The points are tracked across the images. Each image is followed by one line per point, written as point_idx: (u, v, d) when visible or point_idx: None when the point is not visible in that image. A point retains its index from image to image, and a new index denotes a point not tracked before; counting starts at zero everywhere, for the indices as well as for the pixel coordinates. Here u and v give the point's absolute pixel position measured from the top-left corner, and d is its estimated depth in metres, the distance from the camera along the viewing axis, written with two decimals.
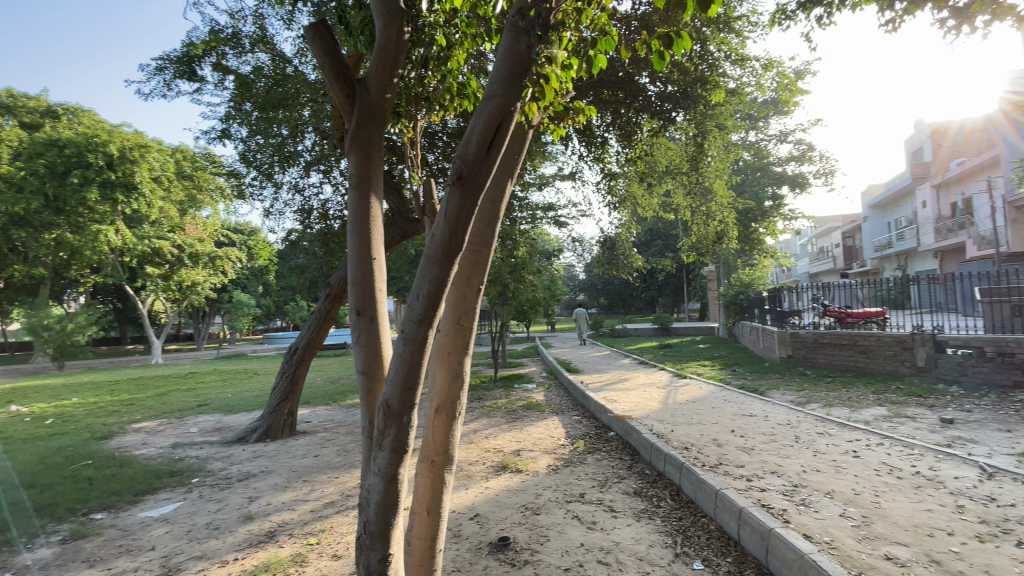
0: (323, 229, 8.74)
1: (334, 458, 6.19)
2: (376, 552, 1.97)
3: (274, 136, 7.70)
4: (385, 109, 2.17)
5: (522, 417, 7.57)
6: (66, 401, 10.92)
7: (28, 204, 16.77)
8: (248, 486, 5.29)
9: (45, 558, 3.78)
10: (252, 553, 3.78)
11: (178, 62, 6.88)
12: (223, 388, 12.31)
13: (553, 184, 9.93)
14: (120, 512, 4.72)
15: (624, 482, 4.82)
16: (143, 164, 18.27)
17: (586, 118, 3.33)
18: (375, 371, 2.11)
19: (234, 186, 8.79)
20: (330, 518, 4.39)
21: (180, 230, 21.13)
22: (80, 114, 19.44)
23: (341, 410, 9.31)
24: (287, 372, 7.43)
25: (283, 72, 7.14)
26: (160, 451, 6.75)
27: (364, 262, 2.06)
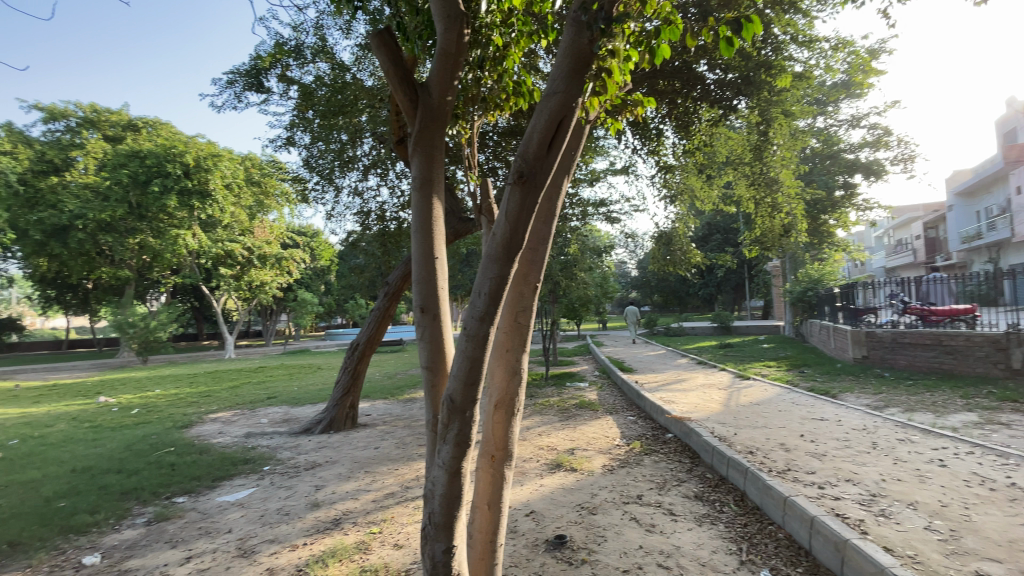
0: (381, 229, 9.05)
1: (393, 451, 6.41)
2: (441, 543, 2.03)
3: (335, 142, 8.04)
4: (446, 111, 2.22)
5: (575, 416, 7.53)
6: (150, 392, 11.93)
7: (114, 211, 18.64)
8: (314, 475, 5.58)
9: (134, 537, 4.15)
10: (319, 539, 3.98)
11: (246, 75, 7.35)
12: (288, 381, 13.03)
13: (605, 179, 9.80)
14: (200, 496, 5.12)
15: (684, 485, 4.68)
16: (215, 172, 19.70)
17: (645, 111, 3.24)
18: (438, 367, 2.17)
19: (299, 191, 9.28)
20: (391, 509, 4.55)
21: (250, 233, 22.40)
22: (158, 127, 21.18)
23: (398, 405, 9.62)
24: (348, 367, 7.76)
25: (342, 80, 7.44)
26: (234, 440, 7.25)
27: (427, 262, 2.11)
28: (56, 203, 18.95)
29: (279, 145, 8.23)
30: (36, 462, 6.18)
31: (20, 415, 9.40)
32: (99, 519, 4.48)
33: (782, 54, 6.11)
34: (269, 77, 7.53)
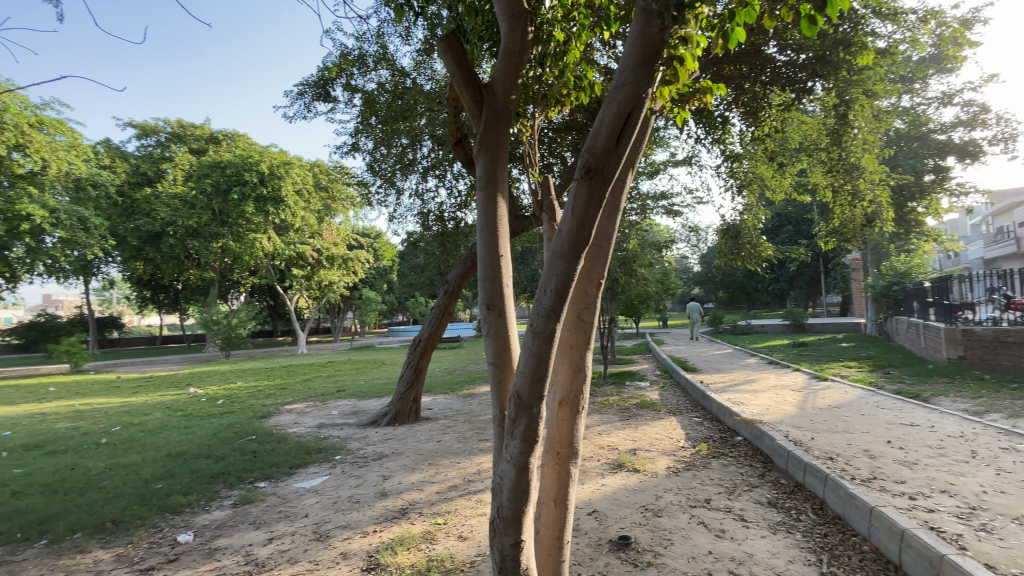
0: (440, 229, 9.29)
1: (455, 444, 6.57)
2: (509, 537, 2.06)
3: (396, 146, 8.33)
4: (510, 110, 2.24)
5: (636, 415, 7.37)
6: (233, 385, 12.91)
7: (200, 218, 20.39)
8: (381, 465, 5.82)
9: (222, 519, 4.52)
10: (387, 527, 4.15)
11: (315, 86, 7.76)
12: (355, 376, 13.67)
13: (666, 171, 9.51)
14: (279, 481, 5.49)
15: (756, 491, 4.46)
16: (287, 178, 21.05)
17: (714, 98, 3.09)
18: (504, 363, 2.19)
19: (363, 194, 9.69)
20: (454, 501, 4.66)
21: (318, 236, 23.60)
22: (236, 139, 22.86)
23: (458, 400, 9.84)
24: (411, 362, 8.02)
25: (402, 85, 7.66)
26: (308, 430, 7.71)
27: (492, 260, 2.14)
28: (151, 212, 20.96)
29: (345, 151, 8.66)
30: (140, 446, 6.87)
31: (124, 404, 10.48)
32: (192, 500, 4.92)
33: (862, 30, 5.66)
34: (335, 87, 7.91)
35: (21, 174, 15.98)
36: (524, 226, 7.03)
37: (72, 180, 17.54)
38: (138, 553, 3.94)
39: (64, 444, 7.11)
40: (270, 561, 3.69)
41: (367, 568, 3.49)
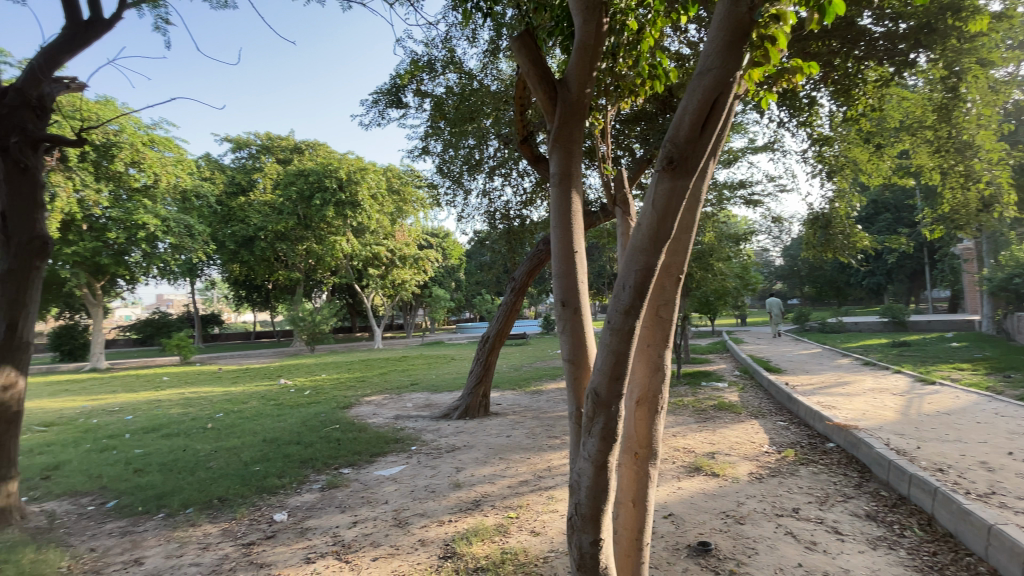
0: (506, 227, 9.39)
1: (525, 440, 6.64)
2: (588, 534, 2.05)
3: (464, 147, 8.52)
4: (584, 104, 2.22)
5: (713, 417, 7.05)
6: (317, 377, 13.85)
7: (287, 222, 22.07)
8: (454, 457, 6.00)
9: (312, 501, 4.87)
10: (462, 518, 4.27)
11: (388, 94, 8.11)
12: (427, 370, 14.19)
13: (744, 159, 9.00)
14: (361, 469, 5.82)
15: (852, 502, 4.11)
16: (363, 183, 22.25)
17: (805, 78, 2.88)
18: (579, 360, 2.17)
19: (432, 196, 10.01)
20: (526, 496, 4.71)
21: (392, 237, 24.64)
22: (317, 148, 24.49)
23: (527, 396, 9.92)
24: (480, 358, 8.18)
25: (469, 87, 7.82)
26: (386, 421, 8.11)
27: (567, 256, 2.13)
28: (245, 219, 22.94)
29: (416, 154, 8.97)
30: (239, 431, 7.56)
31: (226, 393, 11.58)
32: (285, 482, 5.34)
33: None
34: (406, 94, 8.22)
35: (137, 188, 18.00)
36: (591, 221, 6.91)
37: (178, 192, 19.54)
38: (240, 529, 4.34)
39: (178, 428, 7.98)
40: (355, 543, 3.92)
41: (445, 556, 3.61)
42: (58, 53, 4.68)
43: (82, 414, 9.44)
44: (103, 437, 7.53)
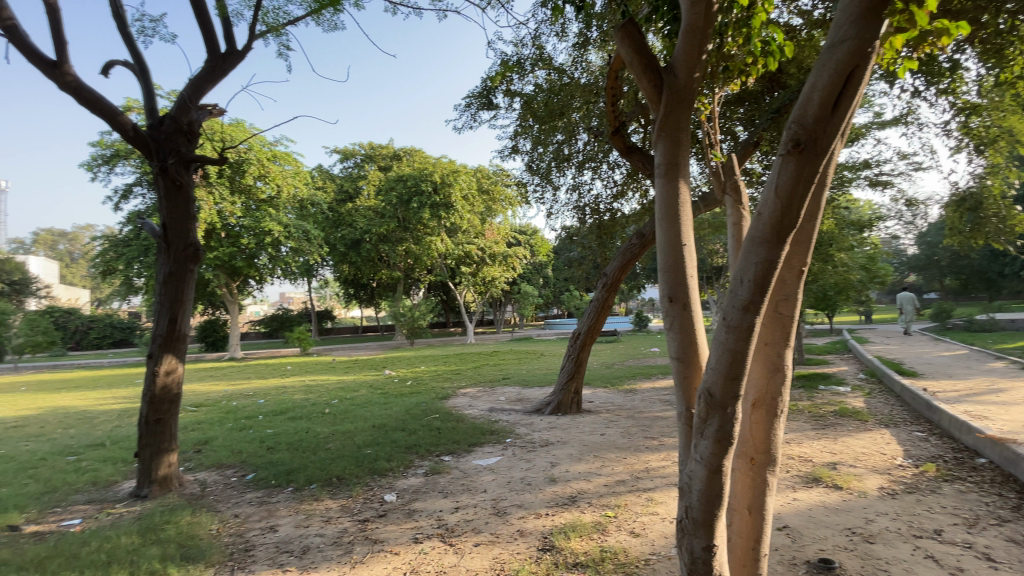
0: (596, 222, 9.25)
1: (620, 439, 6.52)
2: (700, 539, 1.99)
3: (552, 143, 8.52)
4: (693, 90, 2.14)
5: (834, 425, 6.39)
6: (416, 369, 14.70)
7: (388, 224, 23.67)
8: (549, 452, 6.06)
9: (416, 485, 5.19)
10: (559, 512, 4.30)
11: (479, 96, 8.35)
12: (518, 365, 14.46)
13: (869, 135, 8.05)
14: (460, 457, 6.09)
15: (1011, 527, 3.52)
16: (455, 185, 23.18)
17: (955, 38, 2.56)
18: (690, 359, 2.10)
19: (521, 194, 10.15)
20: (624, 496, 4.63)
21: (482, 236, 25.40)
22: (413, 154, 25.99)
23: (620, 395, 9.73)
24: (572, 354, 8.16)
25: (559, 83, 7.81)
26: (481, 413, 8.39)
27: (675, 250, 2.06)
28: (352, 223, 24.95)
29: (506, 153, 9.17)
30: (351, 417, 8.26)
31: (338, 381, 12.71)
32: (393, 466, 5.74)
33: None
34: (497, 95, 8.41)
35: (264, 199, 20.38)
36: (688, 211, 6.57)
37: (296, 201, 21.77)
38: (356, 506, 4.74)
39: (300, 411, 8.91)
40: (458, 528, 4.11)
41: (544, 548, 3.66)
42: (201, 83, 5.46)
43: (224, 397, 10.91)
44: (241, 417, 8.62)
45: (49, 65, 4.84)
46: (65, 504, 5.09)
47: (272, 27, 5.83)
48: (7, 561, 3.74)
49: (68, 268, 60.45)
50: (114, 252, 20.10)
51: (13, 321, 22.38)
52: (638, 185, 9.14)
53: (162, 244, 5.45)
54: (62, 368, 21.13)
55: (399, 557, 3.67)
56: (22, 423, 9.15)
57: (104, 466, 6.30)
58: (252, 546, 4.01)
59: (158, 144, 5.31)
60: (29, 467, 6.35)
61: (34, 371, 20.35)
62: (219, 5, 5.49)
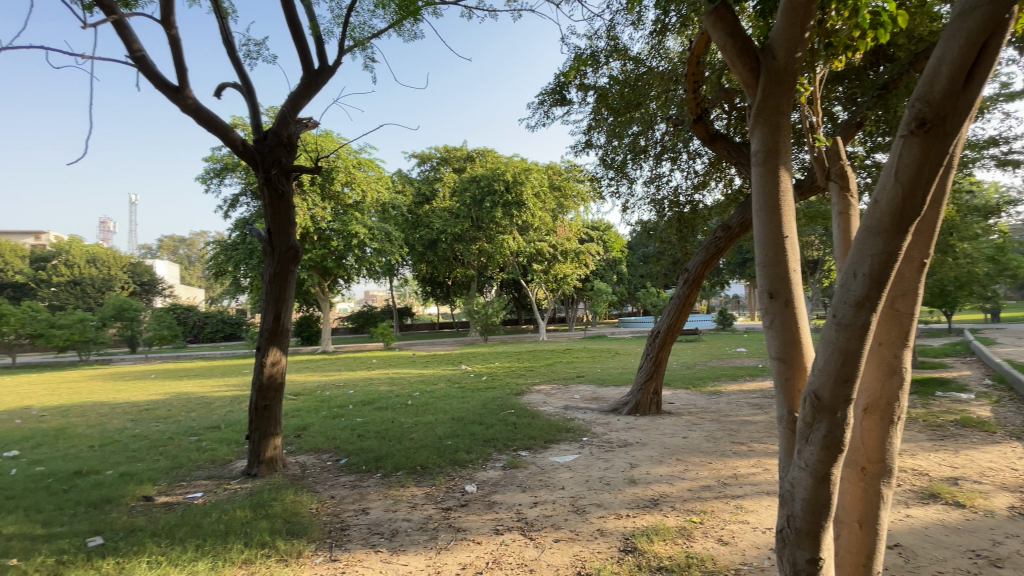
0: (676, 214, 8.93)
1: (704, 443, 6.25)
2: (804, 551, 1.87)
3: (628, 135, 8.33)
4: (793, 70, 2.11)
5: (954, 436, 5.68)
6: (492, 365, 15.00)
7: (462, 225, 24.36)
8: (627, 453, 5.93)
9: (495, 477, 5.33)
10: (641, 515, 4.20)
11: (552, 93, 8.34)
12: (593, 363, 14.28)
13: (996, 107, 7.05)
14: (537, 453, 6.15)
15: None
16: (526, 183, 23.35)
17: None
18: (792, 359, 2.05)
19: (593, 188, 10.02)
20: (710, 502, 4.43)
21: (554, 233, 25.36)
22: (486, 155, 26.62)
23: (702, 397, 9.29)
24: (650, 353, 7.93)
25: (635, 73, 7.61)
26: (556, 410, 8.41)
27: (775, 242, 2.06)
28: (429, 224, 25.96)
29: (579, 148, 9.09)
30: (431, 409, 8.62)
31: (419, 375, 13.31)
32: (472, 458, 5.93)
33: None
34: (569, 89, 8.36)
35: (350, 204, 21.84)
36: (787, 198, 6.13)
37: (379, 205, 23.09)
38: (439, 494, 4.95)
39: (386, 402, 9.44)
40: (537, 522, 4.16)
41: (625, 550, 3.60)
42: (298, 99, 5.93)
43: (319, 387, 11.83)
44: (333, 406, 9.31)
45: (171, 89, 5.49)
46: (189, 478, 5.81)
47: (359, 41, 6.23)
48: (145, 526, 4.32)
49: (187, 270, 68.60)
50: (224, 256, 22.45)
51: (145, 317, 25.72)
52: (721, 174, 8.73)
53: (267, 247, 6.01)
54: (184, 359, 24.00)
55: (481, 547, 3.78)
56: (155, 406, 10.52)
57: (220, 446, 7.09)
58: (347, 526, 4.32)
59: (262, 156, 5.85)
60: (161, 445, 7.29)
61: (163, 361, 23.31)
62: (311, 25, 5.94)
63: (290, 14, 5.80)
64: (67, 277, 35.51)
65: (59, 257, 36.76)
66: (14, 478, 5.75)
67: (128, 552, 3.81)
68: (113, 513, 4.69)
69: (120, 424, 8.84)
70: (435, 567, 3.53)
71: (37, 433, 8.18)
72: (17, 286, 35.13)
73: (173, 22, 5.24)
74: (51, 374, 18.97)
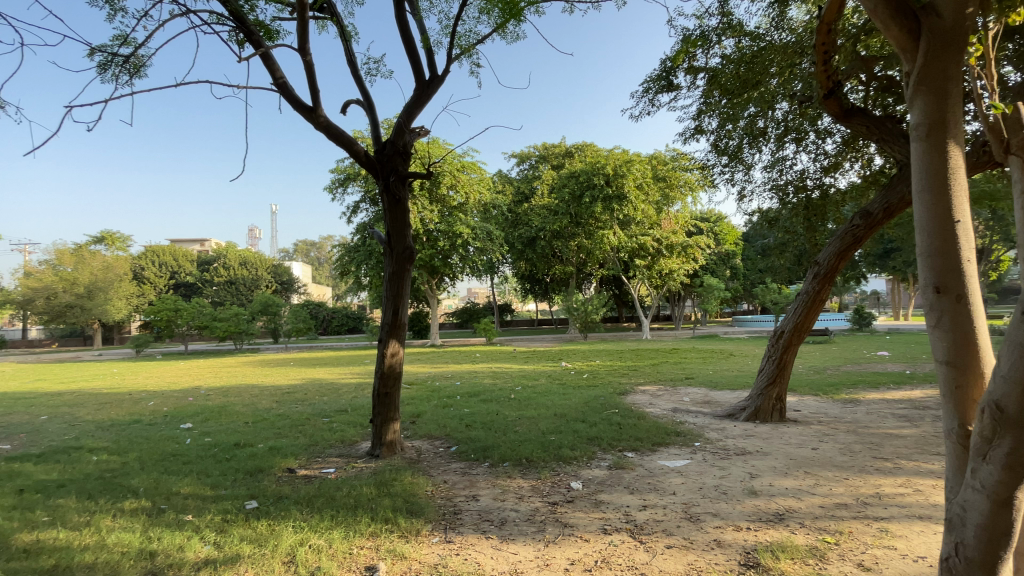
0: (803, 200, 8.11)
1: (838, 456, 5.58)
2: None
3: (744, 118, 7.71)
4: (961, 34, 2.13)
5: None
6: (593, 362, 14.85)
7: (561, 222, 24.36)
8: (746, 462, 5.50)
9: (601, 477, 5.25)
10: (764, 529, 3.88)
11: (658, 79, 7.99)
12: (703, 365, 13.46)
13: None
14: (644, 454, 5.96)
15: None
16: (628, 175, 22.59)
17: None
18: (963, 358, 1.99)
19: (704, 177, 9.46)
20: (846, 522, 3.96)
21: (658, 226, 24.31)
22: (585, 149, 26.67)
23: (835, 405, 8.31)
24: (773, 355, 7.28)
25: (753, 49, 7.04)
26: (664, 412, 8.05)
27: (943, 226, 2.02)
28: (529, 222, 26.34)
29: (688, 135, 8.64)
30: (535, 404, 8.75)
31: (522, 370, 13.57)
32: (577, 455, 5.91)
33: None
34: (677, 74, 7.95)
35: (455, 206, 23.02)
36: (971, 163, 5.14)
37: (481, 205, 23.98)
38: (545, 488, 5.01)
39: (491, 395, 9.76)
40: (648, 526, 4.03)
41: (746, 564, 3.36)
42: (412, 108, 6.35)
43: (429, 378, 12.63)
44: (443, 396, 9.84)
45: (307, 110, 6.18)
46: (323, 455, 6.54)
47: (465, 49, 6.50)
48: (290, 494, 4.95)
49: (317, 270, 77.66)
50: (347, 256, 24.88)
51: (284, 313, 29.37)
52: (858, 154, 7.75)
53: (387, 248, 6.53)
54: (315, 349, 27.04)
55: (589, 545, 3.76)
56: (294, 390, 12.00)
57: (348, 427, 7.86)
58: (460, 510, 4.55)
59: (383, 164, 6.34)
60: (300, 424, 8.27)
61: (299, 350, 26.47)
62: (423, 37, 6.32)
63: (404, 30, 6.23)
64: (225, 277, 41.91)
65: (219, 260, 43.53)
66: (190, 446, 6.92)
67: (279, 516, 4.39)
68: (266, 481, 5.45)
69: (268, 404, 10.22)
70: (544, 560, 3.58)
71: (206, 409, 9.76)
72: (188, 285, 42.20)
73: (308, 49, 5.89)
74: (214, 360, 22.51)
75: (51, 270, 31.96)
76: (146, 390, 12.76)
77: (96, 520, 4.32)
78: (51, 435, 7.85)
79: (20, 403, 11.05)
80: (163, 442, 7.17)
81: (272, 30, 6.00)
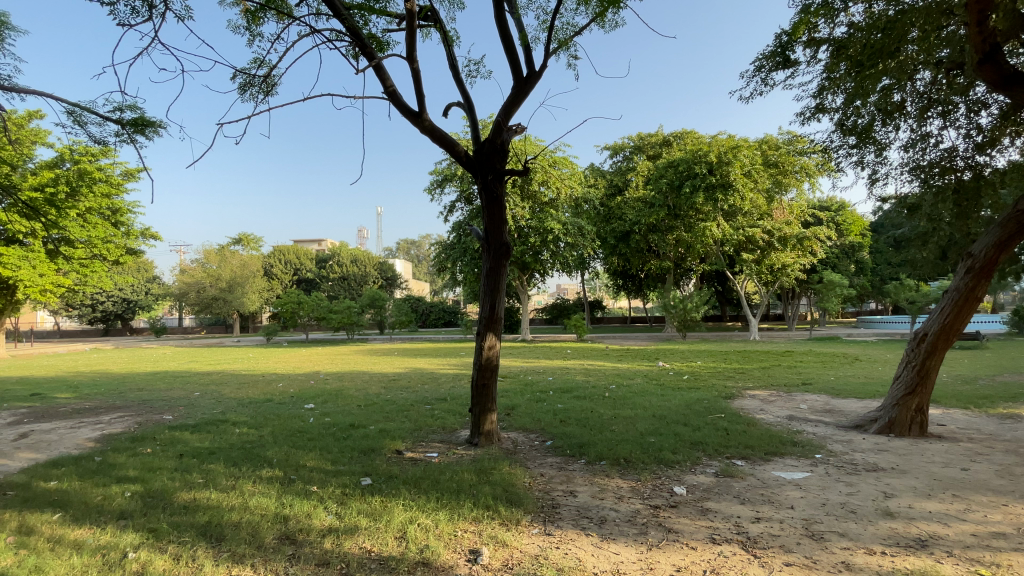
0: (949, 183, 6.99)
1: (999, 479, 4.73)
2: None
3: (876, 91, 6.80)
4: None
5: None
6: (694, 363, 14.10)
7: (658, 215, 23.45)
8: (879, 479, 4.87)
9: (708, 483, 4.96)
10: (903, 555, 3.41)
11: (772, 55, 7.34)
12: (822, 370, 12.17)
13: None
14: (756, 464, 5.52)
15: None
16: (735, 163, 21.04)
17: None
18: None
19: (825, 161, 8.56)
20: (1007, 554, 3.36)
21: (769, 216, 22.42)
22: (685, 137, 25.53)
23: (993, 421, 7.06)
24: (913, 361, 6.36)
25: (887, 14, 6.18)
26: (777, 420, 7.40)
27: None
28: (622, 216, 25.61)
29: (808, 115, 7.86)
30: (631, 403, 8.52)
31: (616, 368, 13.30)
32: (678, 459, 5.65)
33: None
34: (795, 48, 7.24)
35: (547, 201, 23.05)
36: None
37: (572, 201, 23.73)
38: (645, 490, 4.85)
39: (585, 392, 9.68)
40: (762, 540, 3.74)
41: None
42: (510, 106, 6.46)
43: (524, 372, 12.83)
44: (537, 391, 9.95)
45: (413, 114, 6.54)
46: (426, 439, 6.93)
47: (563, 42, 6.47)
48: (399, 474, 5.31)
49: (417, 267, 82.87)
50: (444, 253, 25.97)
51: (389, 306, 31.44)
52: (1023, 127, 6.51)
53: (484, 245, 6.71)
54: (415, 341, 28.67)
55: (696, 553, 3.57)
56: (399, 378, 12.86)
57: (449, 415, 8.26)
58: (558, 504, 4.56)
59: (481, 163, 6.51)
60: (405, 410, 8.85)
61: (401, 342, 28.18)
62: (521, 34, 6.39)
63: (502, 30, 6.35)
64: (339, 273, 46.20)
65: (334, 258, 47.86)
66: (313, 424, 7.71)
67: (390, 493, 4.74)
68: (378, 460, 5.91)
69: (377, 390, 11.05)
70: (647, 563, 3.47)
71: (325, 392, 10.81)
72: (308, 280, 46.94)
73: (415, 57, 6.23)
74: (330, 349, 24.77)
75: (202, 269, 37.38)
76: (276, 374, 14.44)
77: (239, 485, 4.98)
78: (203, 409, 9.15)
79: (179, 381, 13.03)
80: (290, 419, 8.06)
81: (383, 41, 6.42)
